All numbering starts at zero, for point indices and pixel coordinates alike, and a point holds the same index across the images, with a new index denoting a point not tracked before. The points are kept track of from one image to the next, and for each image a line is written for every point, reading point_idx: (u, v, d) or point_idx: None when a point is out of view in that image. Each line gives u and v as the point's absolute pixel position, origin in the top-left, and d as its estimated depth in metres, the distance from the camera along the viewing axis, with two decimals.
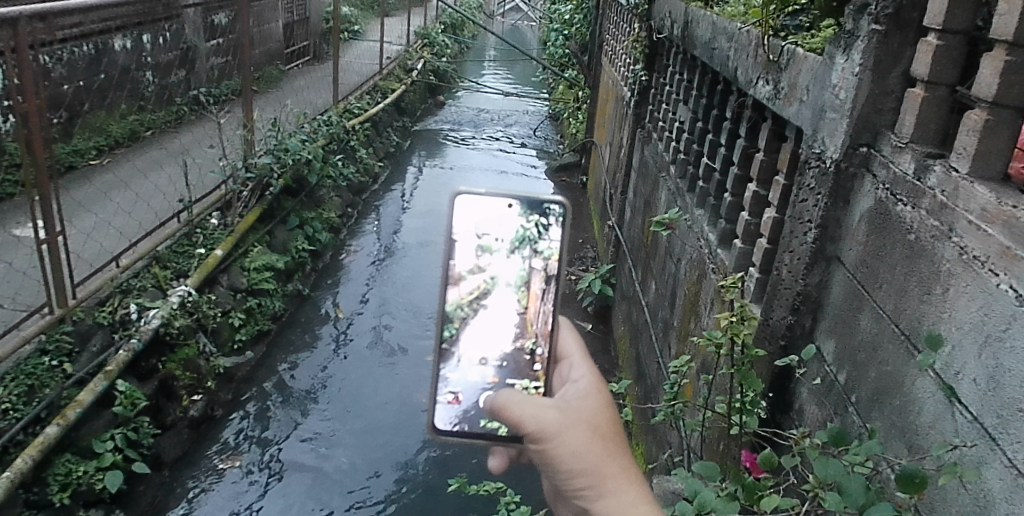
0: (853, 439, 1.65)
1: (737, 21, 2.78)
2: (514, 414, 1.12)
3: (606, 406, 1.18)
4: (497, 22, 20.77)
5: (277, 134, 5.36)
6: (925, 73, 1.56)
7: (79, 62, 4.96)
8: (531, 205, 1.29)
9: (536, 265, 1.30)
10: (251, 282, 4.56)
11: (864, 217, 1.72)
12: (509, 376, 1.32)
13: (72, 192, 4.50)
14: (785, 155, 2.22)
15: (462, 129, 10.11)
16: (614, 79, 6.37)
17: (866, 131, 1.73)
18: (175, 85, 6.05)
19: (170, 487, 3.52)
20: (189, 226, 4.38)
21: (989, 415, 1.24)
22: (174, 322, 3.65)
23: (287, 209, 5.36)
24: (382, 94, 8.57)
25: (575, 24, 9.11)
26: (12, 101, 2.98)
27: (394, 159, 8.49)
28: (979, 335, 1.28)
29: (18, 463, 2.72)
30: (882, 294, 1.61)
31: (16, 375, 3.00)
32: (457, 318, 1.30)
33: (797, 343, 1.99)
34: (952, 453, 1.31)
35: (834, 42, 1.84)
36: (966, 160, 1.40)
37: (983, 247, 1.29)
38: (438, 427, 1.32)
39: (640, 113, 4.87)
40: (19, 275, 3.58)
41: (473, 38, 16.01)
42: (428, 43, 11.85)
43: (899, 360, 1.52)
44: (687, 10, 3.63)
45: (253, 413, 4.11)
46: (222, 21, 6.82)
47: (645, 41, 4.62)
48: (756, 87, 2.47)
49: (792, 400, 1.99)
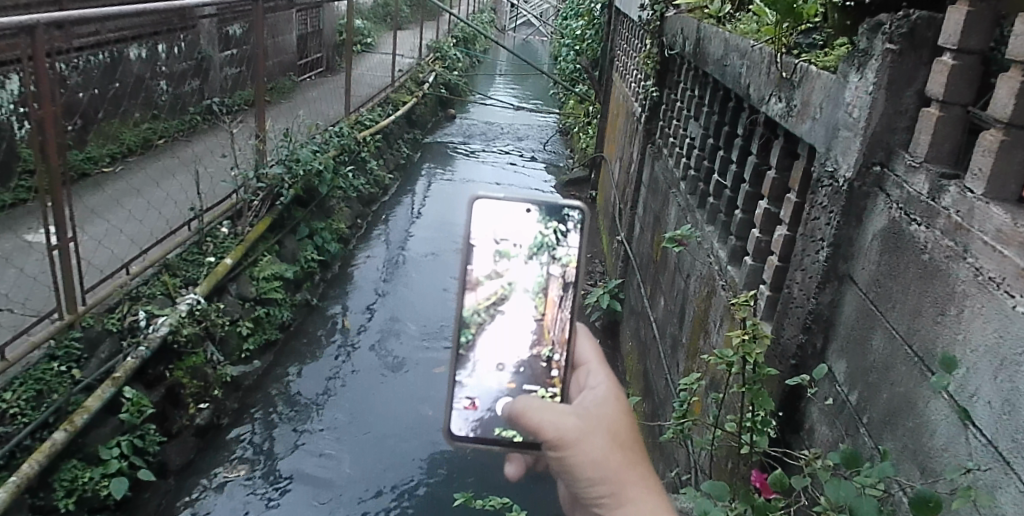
0: (864, 461, 1.63)
1: (750, 38, 2.79)
2: (533, 421, 1.13)
3: (626, 414, 1.18)
4: (508, 37, 20.95)
5: (289, 145, 5.40)
6: (940, 92, 1.55)
7: (94, 70, 5.03)
8: (549, 211, 1.32)
9: (555, 272, 1.30)
10: (260, 291, 4.58)
11: (877, 235, 1.72)
12: (527, 382, 1.32)
13: (83, 198, 4.53)
14: (797, 173, 2.21)
15: (472, 142, 10.15)
16: (625, 94, 6.38)
17: (879, 150, 1.72)
18: (189, 95, 6.10)
19: (175, 495, 3.51)
20: (200, 234, 4.42)
21: (1004, 440, 1.22)
22: (183, 330, 3.65)
23: (297, 219, 5.38)
24: (392, 107, 8.62)
25: (586, 39, 9.13)
26: (28, 108, 3.00)
27: (405, 171, 8.51)
28: (994, 358, 1.26)
29: (25, 468, 2.72)
30: (894, 314, 1.60)
31: (25, 380, 3.01)
32: (474, 324, 1.29)
33: (808, 363, 1.98)
34: (967, 477, 1.29)
35: (847, 61, 1.84)
36: (981, 181, 1.39)
37: (1000, 268, 1.28)
38: (454, 433, 1.32)
39: (651, 129, 4.87)
40: (29, 279, 3.61)
41: (485, 52, 16.07)
42: (440, 57, 11.92)
43: (911, 382, 1.51)
44: (699, 27, 3.64)
45: (259, 423, 4.10)
46: (237, 32, 6.89)
47: (657, 57, 4.63)
48: (768, 104, 2.47)
49: (802, 419, 1.98)
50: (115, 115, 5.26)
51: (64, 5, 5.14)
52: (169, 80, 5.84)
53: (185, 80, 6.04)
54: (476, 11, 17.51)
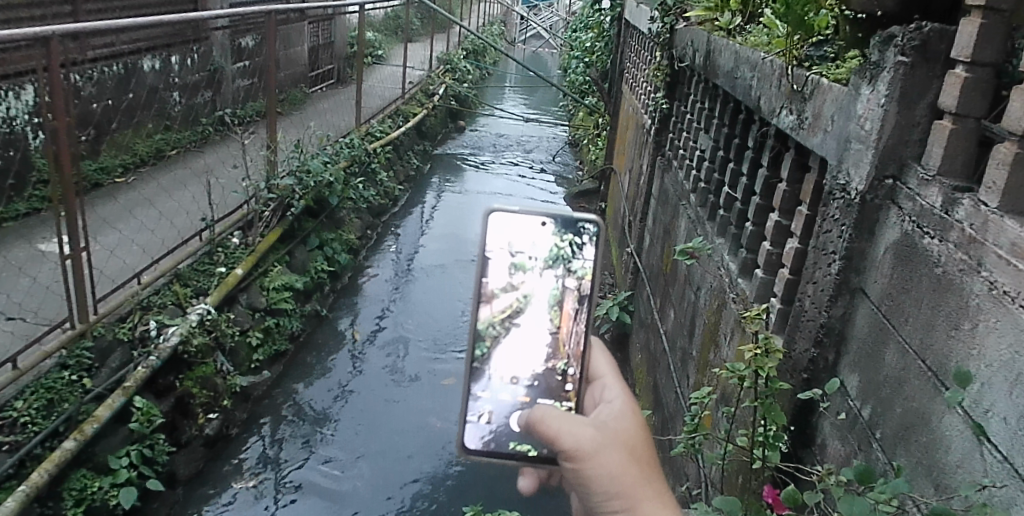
0: (878, 476, 1.61)
1: (761, 51, 2.78)
2: (551, 430, 1.12)
3: (642, 430, 1.18)
4: (518, 49, 21.14)
5: (300, 156, 5.41)
6: (953, 105, 1.54)
7: (109, 81, 5.12)
8: (564, 224, 1.30)
9: (570, 284, 1.29)
10: (270, 302, 4.58)
11: (889, 248, 1.71)
12: (541, 396, 1.31)
13: (97, 208, 4.57)
14: (808, 187, 2.21)
15: (482, 154, 10.18)
16: (635, 106, 6.37)
17: (892, 162, 1.71)
18: (202, 105, 6.14)
19: (182, 506, 3.51)
20: (210, 245, 4.46)
21: (1019, 456, 1.21)
22: (193, 340, 3.66)
23: (308, 230, 5.41)
24: (403, 119, 8.69)
25: (596, 52, 9.12)
26: (43, 118, 3.02)
27: (415, 182, 8.55)
28: (1009, 373, 1.25)
29: (34, 478, 2.72)
30: (907, 327, 1.59)
31: (36, 389, 3.03)
32: (489, 337, 1.29)
33: (820, 377, 1.96)
34: (982, 494, 1.28)
35: (858, 74, 1.83)
36: (995, 195, 1.38)
37: (1015, 282, 1.26)
38: (468, 446, 1.32)
39: (661, 141, 4.87)
40: (43, 289, 3.64)
41: (494, 65, 16.22)
42: (450, 70, 12.02)
43: (924, 397, 1.49)
44: (709, 39, 3.64)
45: (268, 434, 4.10)
46: (250, 44, 6.95)
47: (666, 70, 4.63)
48: (779, 117, 2.46)
49: (815, 435, 1.96)
50: (129, 125, 5.30)
51: (79, 16, 5.17)
52: (182, 91, 5.89)
53: (198, 92, 6.09)
54: (487, 24, 17.65)
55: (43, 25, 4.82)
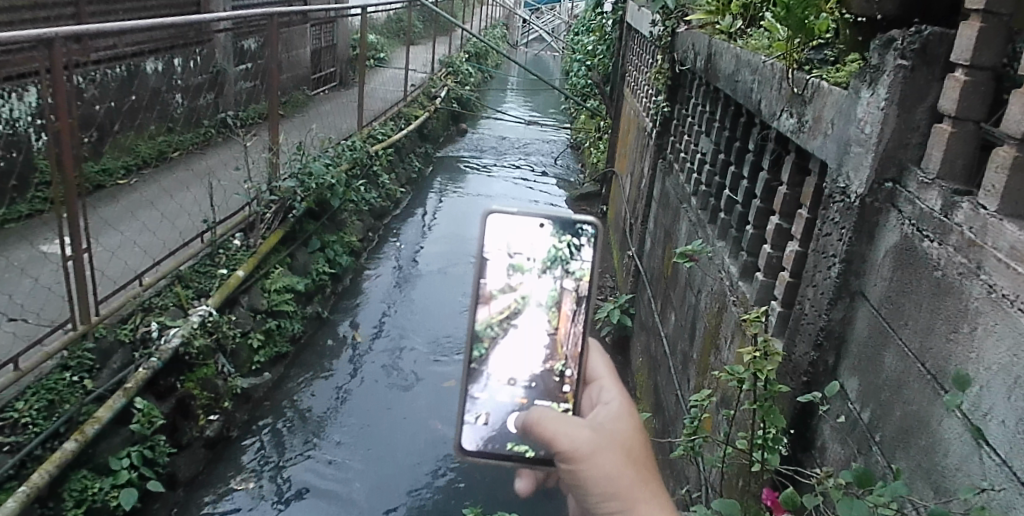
0: (877, 480, 1.62)
1: (761, 54, 2.79)
2: (548, 431, 1.12)
3: (638, 430, 1.18)
4: (520, 52, 21.18)
5: (302, 158, 5.42)
6: (953, 108, 1.55)
7: (111, 83, 5.13)
8: (563, 225, 1.30)
9: (568, 285, 1.29)
10: (271, 304, 4.59)
11: (888, 252, 1.71)
12: (538, 397, 1.31)
13: (99, 210, 4.58)
14: (808, 190, 2.21)
15: (483, 156, 10.20)
16: (637, 109, 6.37)
17: (892, 166, 1.71)
18: (204, 107, 6.16)
19: (182, 507, 3.51)
20: (211, 247, 4.46)
21: (1018, 459, 1.21)
22: (194, 341, 3.66)
23: (309, 232, 5.42)
24: (405, 121, 8.74)
25: (597, 54, 9.11)
26: (45, 120, 3.02)
27: (416, 184, 8.56)
28: (1008, 376, 1.25)
29: (34, 478, 2.73)
30: (906, 330, 1.59)
31: (37, 390, 3.04)
32: (487, 338, 1.29)
33: (820, 380, 1.96)
34: (980, 497, 1.28)
35: (858, 77, 1.84)
36: (994, 199, 1.38)
37: (1014, 286, 1.26)
38: (466, 447, 1.31)
39: (662, 143, 4.87)
40: (45, 290, 3.65)
41: (496, 69, 16.26)
42: (452, 72, 12.06)
43: (923, 400, 1.49)
44: (710, 42, 3.64)
45: (268, 436, 4.10)
46: (251, 46, 6.97)
47: (667, 73, 4.63)
48: (779, 121, 2.46)
49: (815, 437, 1.96)
50: (131, 127, 5.32)
51: (84, 18, 5.20)
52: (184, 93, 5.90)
53: (200, 93, 6.10)
54: (488, 27, 17.72)
55: (46, 26, 4.83)
